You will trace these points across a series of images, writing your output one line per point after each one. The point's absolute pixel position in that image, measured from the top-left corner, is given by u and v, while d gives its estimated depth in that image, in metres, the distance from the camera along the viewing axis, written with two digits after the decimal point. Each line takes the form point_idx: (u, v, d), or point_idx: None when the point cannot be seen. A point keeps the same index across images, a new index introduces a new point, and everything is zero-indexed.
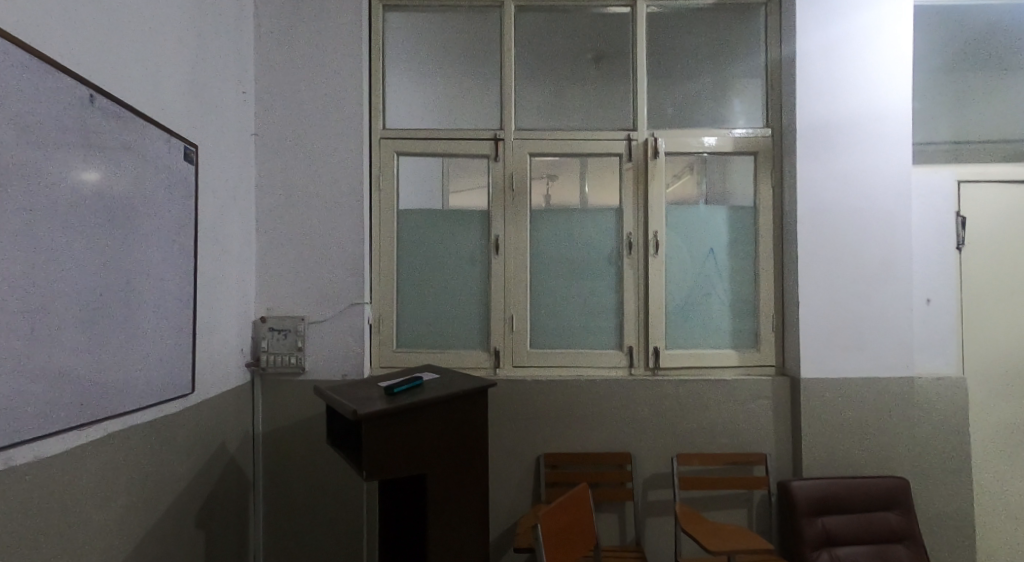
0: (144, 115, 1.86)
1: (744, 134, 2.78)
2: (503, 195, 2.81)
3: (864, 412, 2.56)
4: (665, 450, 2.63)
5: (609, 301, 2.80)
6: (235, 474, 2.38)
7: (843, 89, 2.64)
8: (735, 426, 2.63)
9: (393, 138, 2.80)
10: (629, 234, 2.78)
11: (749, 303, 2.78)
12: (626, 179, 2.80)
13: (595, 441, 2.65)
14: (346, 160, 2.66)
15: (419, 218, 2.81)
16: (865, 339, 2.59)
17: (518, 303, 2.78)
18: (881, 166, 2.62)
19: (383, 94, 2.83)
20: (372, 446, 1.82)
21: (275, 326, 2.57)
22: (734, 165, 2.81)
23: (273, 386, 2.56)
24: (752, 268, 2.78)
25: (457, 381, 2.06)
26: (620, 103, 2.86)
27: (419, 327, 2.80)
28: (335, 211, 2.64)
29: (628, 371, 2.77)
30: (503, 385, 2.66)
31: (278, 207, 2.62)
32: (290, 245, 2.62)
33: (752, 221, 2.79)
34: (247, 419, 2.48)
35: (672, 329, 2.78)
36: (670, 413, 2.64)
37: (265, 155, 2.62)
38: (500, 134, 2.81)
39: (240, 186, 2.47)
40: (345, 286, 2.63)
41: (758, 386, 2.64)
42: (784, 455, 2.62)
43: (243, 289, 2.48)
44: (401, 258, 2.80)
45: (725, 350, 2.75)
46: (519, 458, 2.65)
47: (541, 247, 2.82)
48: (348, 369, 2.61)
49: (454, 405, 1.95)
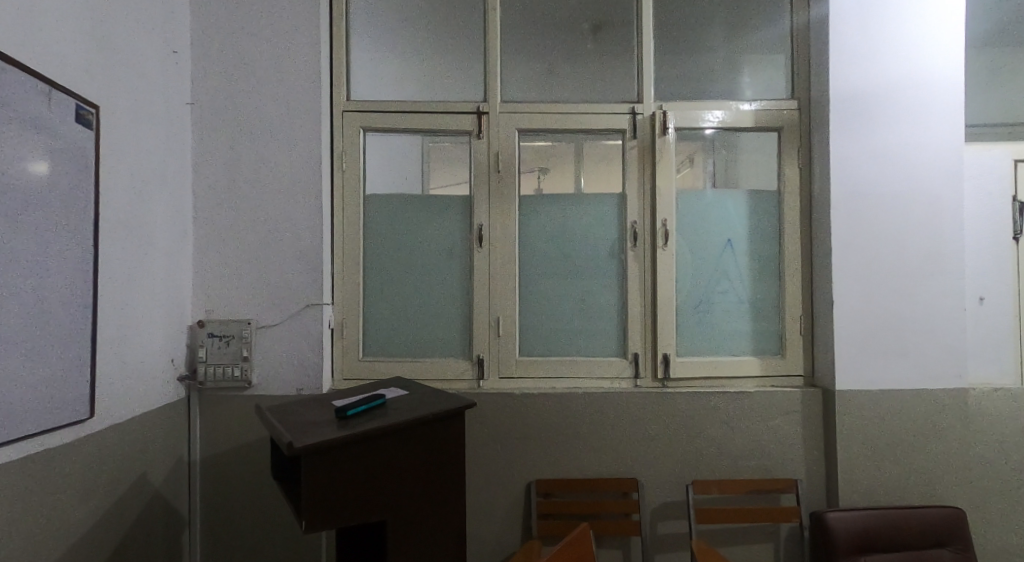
0: (8, 57, 1.44)
1: (767, 106, 2.40)
2: (488, 178, 2.41)
3: (912, 431, 2.18)
4: (676, 476, 2.25)
5: (611, 301, 2.42)
6: (161, 511, 1.97)
7: (882, 52, 2.27)
8: (758, 447, 2.25)
9: (358, 112, 2.40)
10: (634, 223, 2.40)
11: (772, 303, 2.40)
12: (630, 160, 2.42)
13: (595, 465, 2.26)
14: (302, 134, 2.25)
15: (389, 206, 2.41)
16: (910, 345, 2.21)
17: (505, 305, 2.39)
18: (928, 140, 2.24)
19: (347, 60, 2.43)
20: (313, 487, 1.43)
21: (216, 332, 2.15)
22: (754, 144, 2.43)
23: (214, 404, 2.15)
24: (776, 263, 2.40)
25: (428, 400, 1.65)
26: (623, 72, 2.47)
27: (390, 332, 2.40)
28: (289, 196, 2.23)
29: (633, 383, 2.38)
30: (487, 400, 2.26)
31: (219, 190, 2.21)
32: (234, 235, 2.21)
33: (775, 208, 2.41)
34: (179, 444, 2.07)
35: (683, 334, 2.40)
36: (683, 433, 2.26)
37: (204, 129, 2.21)
38: (483, 108, 2.42)
39: (169, 164, 2.06)
40: (301, 284, 2.22)
41: (785, 400, 2.26)
42: (816, 480, 2.24)
43: (175, 288, 2.07)
44: (368, 251, 2.40)
45: (746, 358, 2.37)
46: (506, 486, 2.26)
47: (531, 239, 2.43)
48: (303, 383, 2.20)
49: (419, 432, 1.54)
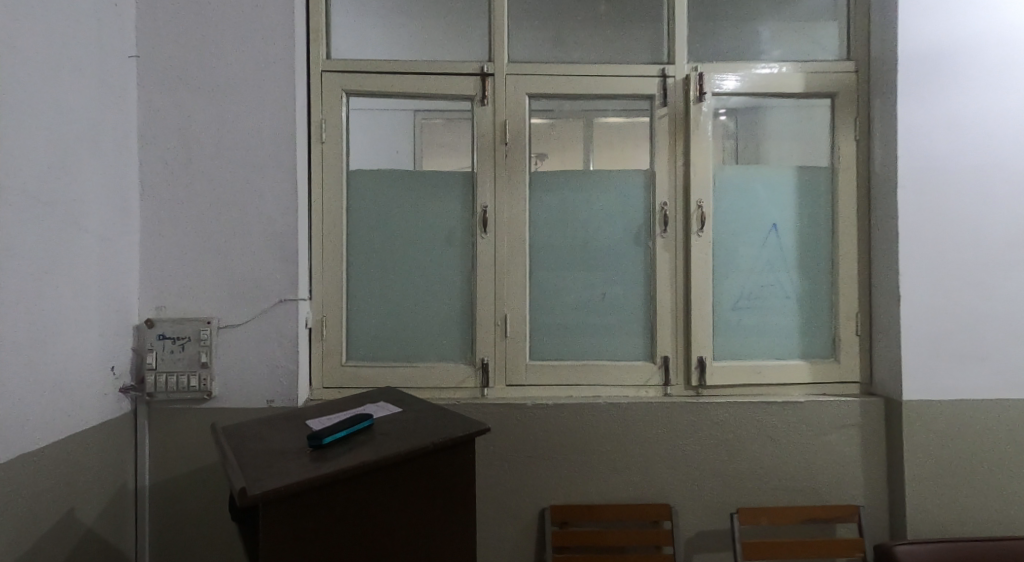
0: None
1: (819, 68, 2.06)
2: (493, 152, 2.06)
3: (989, 447, 1.89)
4: (715, 500, 1.93)
5: (636, 296, 2.07)
6: (97, 553, 1.62)
7: (958, 4, 1.93)
8: (811, 466, 1.93)
9: (341, 73, 2.03)
10: (663, 206, 2.05)
11: (823, 299, 2.07)
12: (660, 131, 2.07)
13: (621, 488, 1.92)
14: (272, 95, 1.87)
15: (377, 184, 2.05)
16: (989, 347, 1.90)
17: (514, 300, 2.04)
18: (1012, 109, 1.92)
19: (326, 11, 2.06)
20: (274, 542, 1.09)
21: (168, 333, 1.80)
22: (802, 114, 2.10)
23: (167, 419, 1.80)
24: (828, 252, 2.07)
25: (425, 425, 1.30)
26: (650, 29, 2.12)
27: (378, 332, 2.05)
28: (256, 170, 1.86)
29: (662, 391, 2.04)
30: (493, 413, 1.92)
31: (171, 163, 1.83)
32: (189, 218, 1.84)
33: (827, 188, 2.08)
34: (122, 468, 1.72)
35: (720, 334, 2.06)
36: (724, 450, 1.93)
37: (152, 87, 1.83)
38: (488, 69, 2.06)
39: (104, 128, 1.69)
40: (271, 276, 1.86)
41: (842, 411, 1.93)
42: (878, 504, 1.93)
43: (114, 281, 1.71)
44: (352, 238, 2.04)
45: (792, 362, 2.05)
46: (516, 514, 1.92)
47: (544, 223, 2.08)
48: (275, 394, 1.85)
49: (413, 468, 1.19)
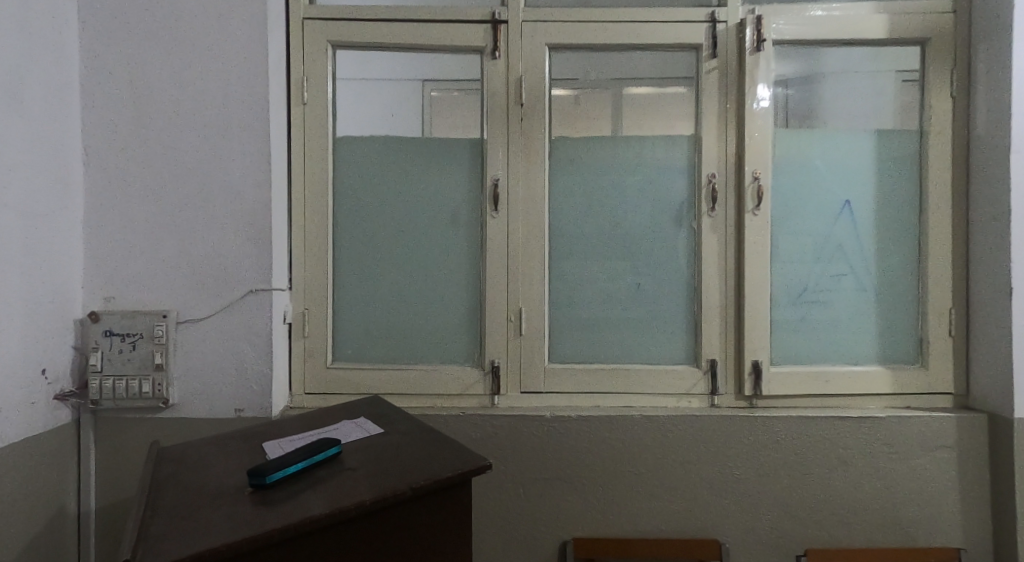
0: None
1: (907, 8, 1.68)
2: (506, 114, 1.72)
3: None
4: (775, 536, 1.58)
5: (678, 287, 1.73)
6: None
7: None
8: (893, 496, 1.58)
9: (326, 20, 1.71)
10: (711, 178, 1.70)
11: (908, 291, 1.70)
12: (708, 87, 1.71)
13: (660, 521, 1.59)
14: (240, 43, 1.56)
15: (369, 153, 1.73)
16: None
17: (530, 291, 1.71)
18: None
19: None
20: None
21: (116, 329, 1.51)
22: (884, 65, 1.72)
23: (117, 431, 1.52)
24: (914, 234, 1.70)
25: (405, 455, 1.00)
26: None
27: (370, 328, 1.74)
28: (221, 134, 1.55)
29: (708, 401, 1.70)
30: (505, 427, 1.59)
31: (119, 127, 1.54)
32: (141, 191, 1.54)
33: (914, 156, 1.70)
34: (61, 489, 1.44)
35: (780, 333, 1.71)
36: (786, 475, 1.58)
37: (97, 35, 1.53)
38: (502, 14, 1.72)
39: (31, 79, 1.39)
40: (239, 261, 1.56)
41: (935, 430, 1.57)
42: (979, 545, 1.57)
43: (47, 266, 1.42)
44: (340, 217, 1.73)
45: (868, 369, 1.69)
46: (532, 548, 1.60)
47: (567, 200, 1.74)
48: (243, 402, 1.55)
49: (381, 522, 0.90)
